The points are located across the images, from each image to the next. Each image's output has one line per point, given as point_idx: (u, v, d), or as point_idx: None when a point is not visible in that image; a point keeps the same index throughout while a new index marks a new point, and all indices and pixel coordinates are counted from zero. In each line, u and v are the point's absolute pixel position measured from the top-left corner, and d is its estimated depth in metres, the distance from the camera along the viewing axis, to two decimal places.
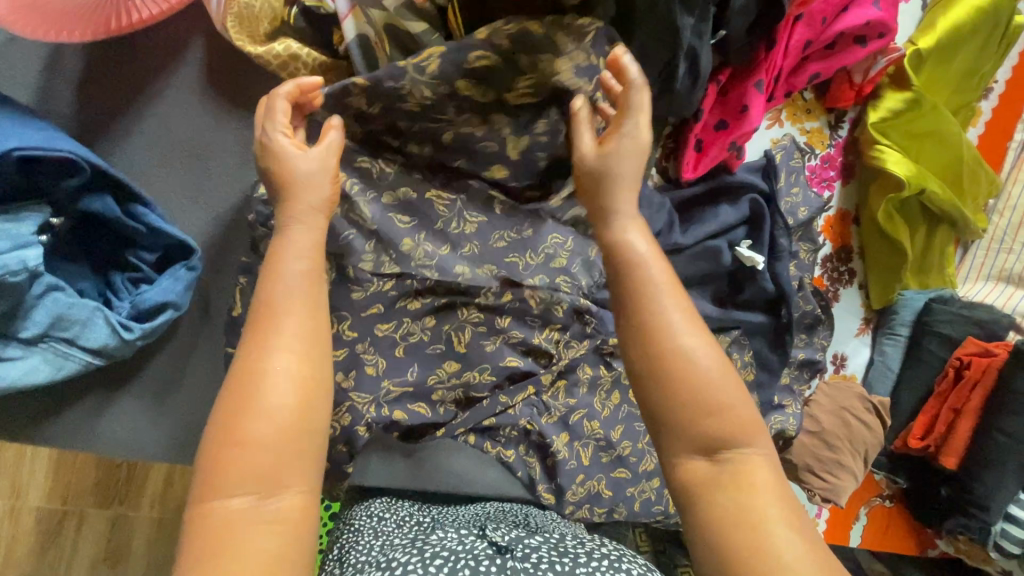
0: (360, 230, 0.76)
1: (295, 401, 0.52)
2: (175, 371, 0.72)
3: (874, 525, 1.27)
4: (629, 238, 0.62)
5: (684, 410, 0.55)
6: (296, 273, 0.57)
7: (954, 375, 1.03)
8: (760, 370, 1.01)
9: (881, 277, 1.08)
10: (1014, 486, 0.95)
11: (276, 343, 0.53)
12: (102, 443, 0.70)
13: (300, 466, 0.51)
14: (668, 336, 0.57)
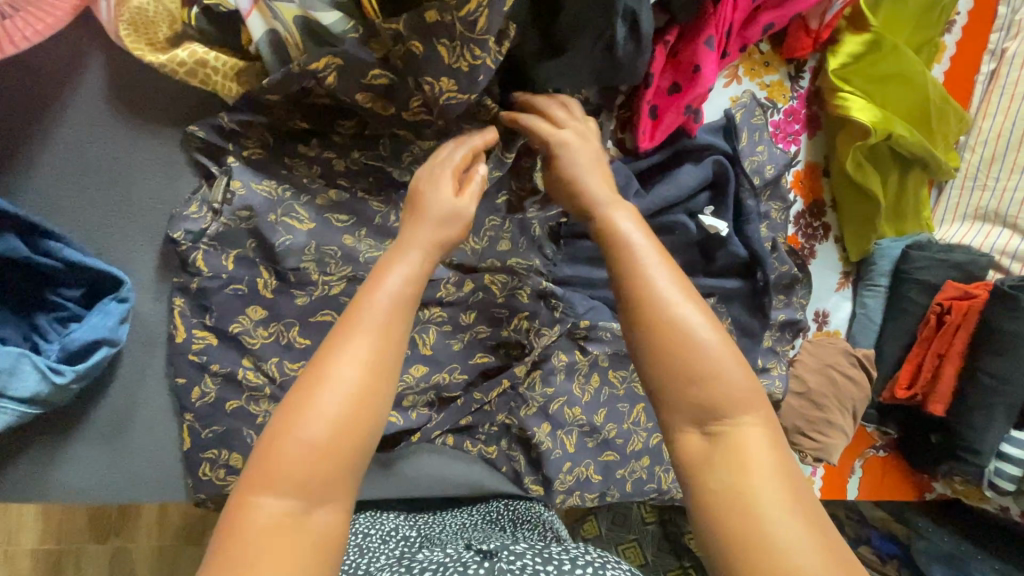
0: (296, 233, 0.69)
1: (360, 402, 0.48)
2: (125, 408, 0.68)
3: (870, 475, 1.27)
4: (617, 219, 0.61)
5: (672, 381, 0.53)
6: (392, 291, 0.54)
7: (936, 322, 1.00)
8: (743, 337, 0.99)
9: (855, 228, 1.06)
10: (1003, 428, 0.93)
11: (358, 346, 0.50)
12: (67, 487, 0.68)
13: (344, 480, 0.47)
14: (662, 305, 0.54)
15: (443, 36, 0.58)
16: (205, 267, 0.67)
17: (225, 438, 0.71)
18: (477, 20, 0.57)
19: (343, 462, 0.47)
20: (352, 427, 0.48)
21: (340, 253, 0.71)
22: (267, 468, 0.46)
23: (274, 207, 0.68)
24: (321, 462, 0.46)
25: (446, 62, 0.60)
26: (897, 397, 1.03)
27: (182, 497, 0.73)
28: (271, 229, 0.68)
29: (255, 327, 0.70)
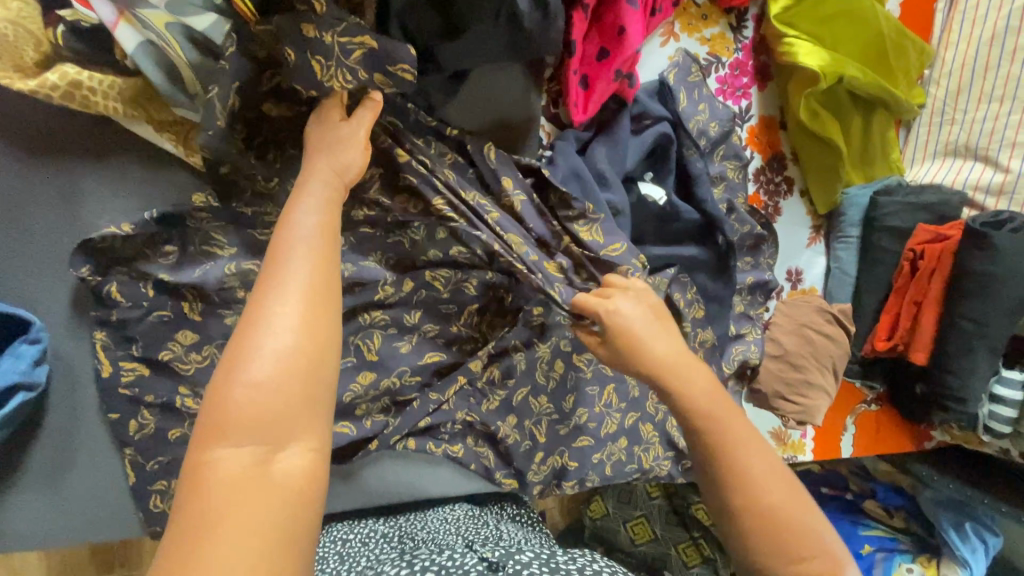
0: (217, 259, 0.67)
1: (301, 339, 0.46)
2: (61, 450, 0.67)
3: (864, 431, 1.23)
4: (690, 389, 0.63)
5: (763, 548, 0.57)
6: (309, 226, 0.53)
7: (910, 269, 0.96)
8: (711, 304, 0.99)
9: (820, 179, 1.01)
10: (986, 372, 0.88)
11: (285, 284, 0.48)
12: (16, 533, 0.67)
13: (310, 416, 0.45)
14: (747, 486, 0.58)
15: (317, 52, 0.58)
16: (122, 297, 0.64)
17: (173, 469, 0.70)
18: (356, 48, 0.59)
19: (300, 400, 0.45)
20: (304, 357, 0.46)
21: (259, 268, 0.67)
22: (217, 417, 0.43)
23: (196, 235, 0.66)
24: (280, 399, 0.44)
25: (321, 80, 0.59)
26: (878, 350, 1.00)
27: (138, 531, 0.72)
28: (191, 260, 0.67)
29: (186, 353, 0.68)
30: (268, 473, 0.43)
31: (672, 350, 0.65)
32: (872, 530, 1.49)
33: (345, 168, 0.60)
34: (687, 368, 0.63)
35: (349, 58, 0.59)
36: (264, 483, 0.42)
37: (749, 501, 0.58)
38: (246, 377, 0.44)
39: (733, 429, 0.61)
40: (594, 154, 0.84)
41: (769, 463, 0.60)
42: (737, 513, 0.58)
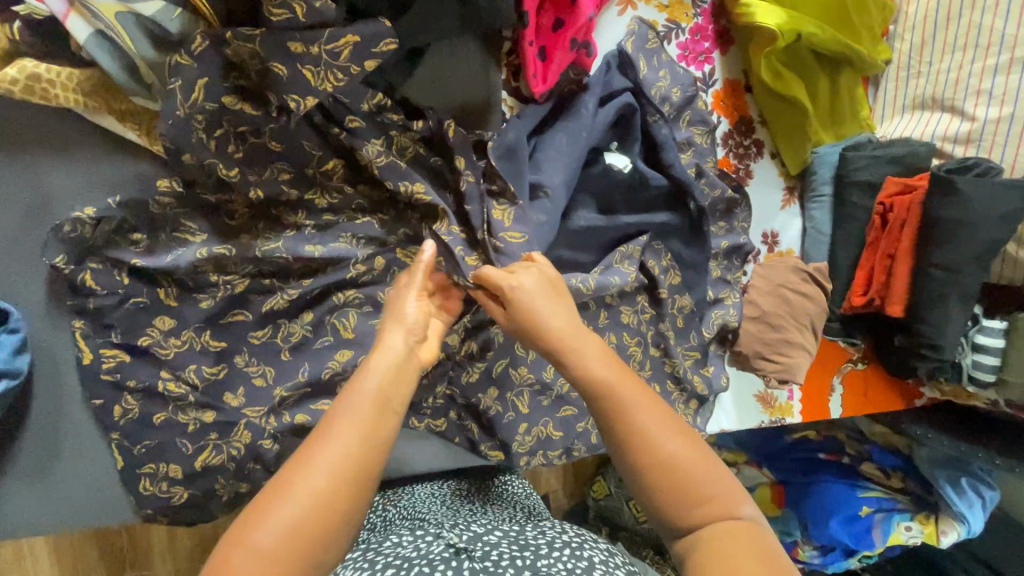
0: (188, 245, 0.70)
1: (370, 434, 0.54)
2: (49, 438, 0.69)
3: (853, 391, 1.24)
4: (589, 362, 0.65)
5: (672, 504, 0.59)
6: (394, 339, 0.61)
7: (881, 222, 0.97)
8: (686, 270, 1.00)
9: (788, 140, 1.02)
10: (959, 319, 0.89)
11: (365, 385, 0.56)
12: (14, 517, 0.69)
13: (359, 496, 0.52)
14: (647, 445, 0.61)
15: (306, 62, 0.63)
16: (97, 285, 0.67)
17: (160, 451, 0.72)
18: (343, 50, 0.63)
19: (358, 488, 0.52)
20: (377, 453, 0.54)
21: (234, 254, 0.71)
22: (280, 489, 0.50)
23: (169, 223, 0.70)
24: (349, 479, 0.51)
25: (312, 86, 0.64)
26: (855, 306, 1.00)
27: (130, 514, 0.74)
28: (165, 247, 0.69)
29: (164, 338, 0.70)
30: (320, 541, 0.49)
31: (573, 325, 0.68)
32: (870, 491, 1.50)
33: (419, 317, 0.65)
34: (584, 342, 0.66)
35: (337, 58, 0.64)
36: (303, 547, 0.48)
37: (652, 458, 0.60)
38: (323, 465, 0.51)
39: (637, 395, 0.63)
40: (559, 127, 0.84)
41: (670, 423, 0.63)
42: (640, 472, 0.61)
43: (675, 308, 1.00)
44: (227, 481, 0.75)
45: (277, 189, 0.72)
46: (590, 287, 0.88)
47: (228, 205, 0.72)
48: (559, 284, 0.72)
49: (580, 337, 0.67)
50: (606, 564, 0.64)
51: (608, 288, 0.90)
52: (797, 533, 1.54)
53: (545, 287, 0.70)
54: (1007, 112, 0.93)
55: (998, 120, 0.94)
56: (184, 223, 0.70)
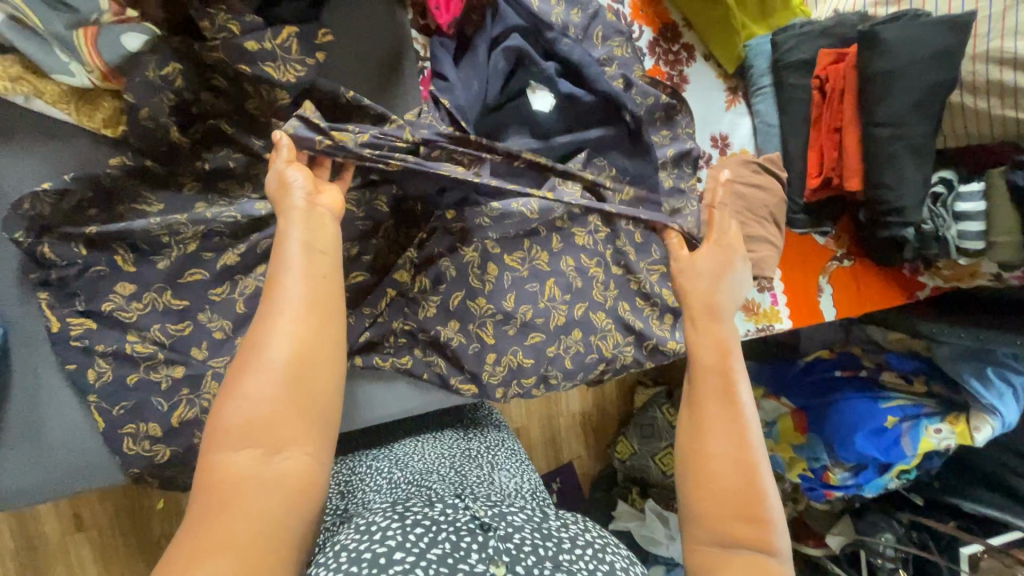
0: (150, 215, 0.75)
1: (299, 314, 0.57)
2: (33, 407, 0.75)
3: (843, 289, 1.19)
4: (703, 342, 0.70)
5: (726, 505, 0.59)
6: (296, 215, 0.61)
7: (821, 96, 0.95)
8: (636, 184, 1.01)
9: (716, 38, 1.01)
10: (913, 174, 0.86)
11: (289, 274, 0.58)
12: (15, 487, 0.75)
13: (314, 381, 0.56)
14: (732, 439, 0.63)
15: (266, 60, 0.73)
16: (57, 256, 0.72)
17: (136, 412, 0.77)
18: (290, 44, 0.75)
19: (303, 373, 0.55)
20: (309, 324, 0.57)
21: (187, 221, 0.75)
22: (237, 378, 0.54)
23: (126, 195, 0.75)
24: (305, 360, 0.56)
25: (277, 79, 0.74)
26: (815, 189, 0.98)
27: (121, 475, 0.79)
28: (121, 217, 0.75)
29: (125, 302, 0.75)
30: (282, 419, 0.54)
31: (709, 297, 0.73)
32: (893, 400, 1.42)
33: (313, 193, 0.64)
34: (710, 319, 0.71)
35: (289, 52, 0.75)
36: (268, 434, 0.53)
37: (728, 451, 0.62)
38: (267, 349, 0.55)
39: (732, 389, 0.66)
40: (472, 74, 0.89)
41: (744, 431, 0.64)
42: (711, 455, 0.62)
43: (629, 224, 1.01)
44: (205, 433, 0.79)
45: (225, 163, 0.78)
46: (535, 210, 0.94)
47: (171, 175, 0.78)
48: (725, 273, 0.76)
49: (706, 322, 0.72)
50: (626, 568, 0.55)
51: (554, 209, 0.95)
52: (825, 457, 1.47)
53: (718, 267, 0.76)
54: None
55: None
56: (137, 195, 0.76)
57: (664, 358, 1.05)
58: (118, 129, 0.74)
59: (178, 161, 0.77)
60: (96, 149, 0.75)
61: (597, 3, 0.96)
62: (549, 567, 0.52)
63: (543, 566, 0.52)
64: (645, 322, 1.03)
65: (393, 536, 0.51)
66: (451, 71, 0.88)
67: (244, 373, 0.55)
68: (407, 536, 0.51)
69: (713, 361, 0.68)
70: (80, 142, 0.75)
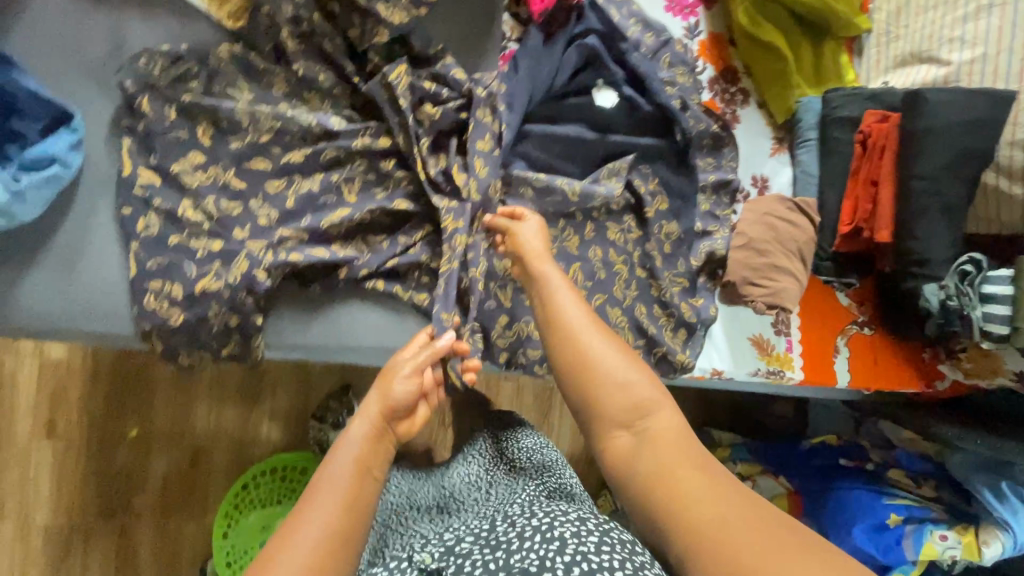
0: (237, 101, 0.83)
1: (321, 533, 0.57)
2: (77, 240, 0.79)
3: (859, 357, 1.18)
4: (545, 277, 0.78)
5: (604, 404, 0.66)
6: (356, 436, 0.68)
7: (862, 149, 1.03)
8: (674, 199, 1.06)
9: (771, 89, 1.10)
10: (939, 227, 0.92)
11: (321, 499, 0.60)
12: (36, 309, 0.78)
13: None
14: (579, 338, 0.69)
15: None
16: (151, 111, 0.80)
17: (167, 269, 0.80)
18: None
19: None
20: (334, 553, 0.57)
21: (268, 114, 0.84)
22: None
23: (224, 78, 0.83)
24: None
25: (385, 17, 0.85)
26: (843, 236, 1.03)
27: (131, 329, 0.81)
28: (215, 95, 0.83)
29: (190, 170, 0.81)
30: None
31: (538, 248, 0.82)
32: (897, 499, 1.35)
33: (392, 402, 0.72)
34: (540, 261, 0.79)
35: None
36: None
37: (585, 356, 0.68)
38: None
39: (563, 320, 0.71)
40: (545, 59, 0.96)
41: (586, 342, 0.69)
42: (574, 373, 0.68)
43: (661, 233, 1.04)
44: (220, 308, 0.81)
45: (315, 75, 0.86)
46: (575, 192, 0.97)
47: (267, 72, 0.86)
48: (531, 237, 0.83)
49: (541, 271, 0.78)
50: (577, 538, 0.60)
51: (594, 196, 0.98)
52: None
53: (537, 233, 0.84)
54: (979, 53, 0.98)
55: (971, 61, 0.98)
56: (232, 82, 0.84)
57: (670, 371, 1.04)
58: (236, 23, 0.84)
59: (277, 61, 0.86)
60: (212, 35, 0.85)
61: (669, 34, 1.06)
62: None
63: None
64: (658, 329, 1.03)
65: None
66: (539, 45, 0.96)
67: None
68: None
69: (548, 293, 0.75)
70: (201, 27, 0.84)
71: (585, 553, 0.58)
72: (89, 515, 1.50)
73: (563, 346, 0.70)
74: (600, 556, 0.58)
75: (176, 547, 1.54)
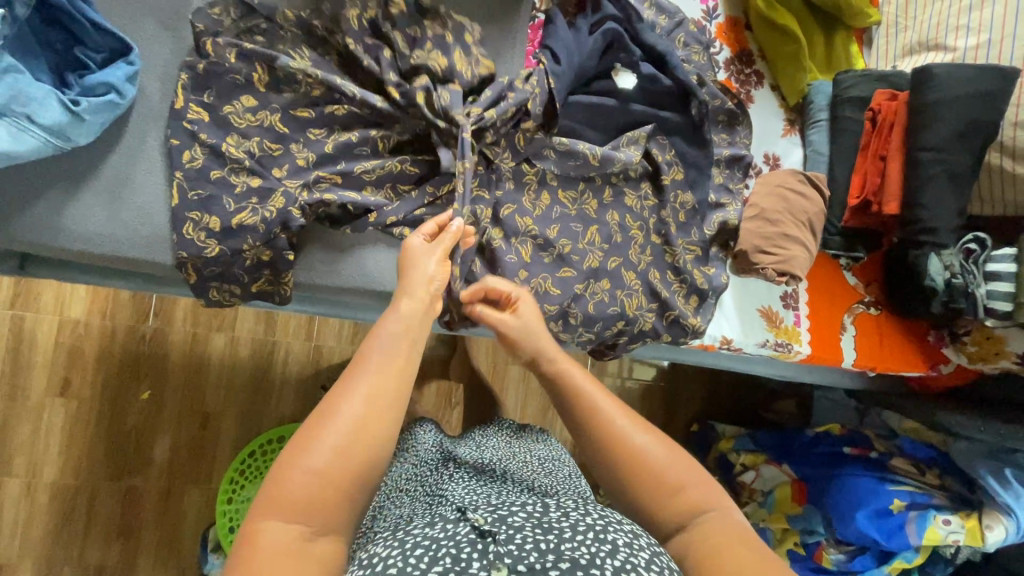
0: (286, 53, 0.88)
1: (365, 411, 0.54)
2: (126, 169, 0.83)
3: (865, 336, 1.21)
4: (567, 368, 0.69)
5: (652, 502, 0.60)
6: (402, 315, 0.63)
7: (872, 126, 1.08)
8: (690, 170, 1.10)
9: (784, 71, 1.15)
10: (936, 186, 0.99)
11: (363, 371, 0.57)
12: (81, 231, 0.82)
13: (343, 505, 0.52)
14: (620, 440, 0.61)
15: None
16: (203, 51, 0.84)
17: (206, 201, 0.84)
18: None
19: (342, 472, 0.52)
20: (385, 419, 0.55)
21: (315, 74, 0.87)
22: (283, 483, 0.51)
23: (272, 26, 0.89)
24: (350, 465, 0.52)
25: None
26: (853, 208, 1.09)
27: (170, 257, 0.85)
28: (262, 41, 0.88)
29: (236, 108, 0.86)
30: (325, 509, 0.51)
31: (543, 338, 0.74)
32: (901, 485, 1.35)
33: (434, 282, 0.69)
34: (549, 353, 0.71)
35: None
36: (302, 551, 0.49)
37: (628, 455, 0.61)
38: (310, 463, 0.51)
39: (592, 414, 0.63)
40: (579, 42, 1.00)
41: (622, 441, 0.61)
42: (614, 474, 0.61)
43: (677, 201, 1.08)
44: (254, 242, 0.84)
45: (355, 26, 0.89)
46: (597, 156, 1.00)
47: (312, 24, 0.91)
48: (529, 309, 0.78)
49: (546, 352, 0.72)
50: (629, 548, 0.52)
51: (613, 162, 1.01)
52: (820, 532, 1.39)
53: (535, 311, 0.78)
54: (984, 40, 1.03)
55: (977, 47, 1.04)
56: (280, 30, 0.88)
57: (681, 335, 1.07)
58: None
59: None
60: None
61: (683, 15, 1.12)
62: (551, 561, 0.48)
63: (546, 560, 0.48)
64: (671, 294, 1.06)
65: (391, 564, 0.48)
66: (567, 27, 1.01)
67: (295, 455, 0.52)
68: (406, 557, 0.48)
69: (574, 381, 0.67)
70: None
71: (637, 566, 0.50)
72: (95, 478, 1.45)
73: (603, 448, 0.62)
74: (650, 572, 0.50)
75: (179, 516, 1.49)
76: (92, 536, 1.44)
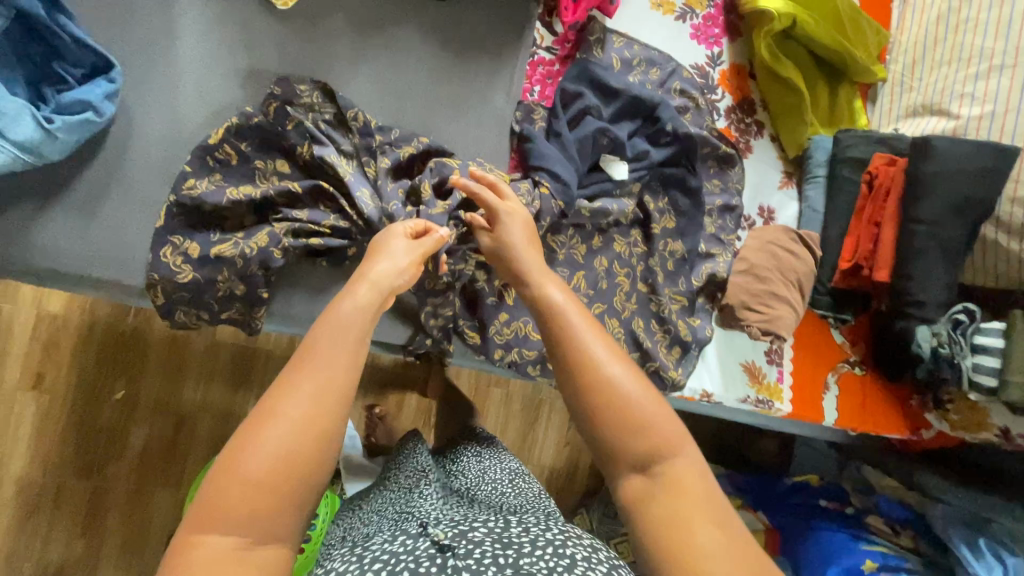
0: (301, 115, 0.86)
1: (309, 405, 0.52)
2: (101, 186, 0.81)
3: (848, 396, 1.19)
4: (549, 292, 0.66)
5: (615, 429, 0.57)
6: (350, 309, 0.61)
7: (869, 189, 1.07)
8: (681, 219, 1.07)
9: (785, 123, 1.13)
10: (928, 257, 0.98)
11: (304, 371, 0.54)
12: (51, 247, 0.79)
13: (284, 516, 0.49)
14: (595, 366, 0.58)
15: None
16: None
17: (191, 227, 0.83)
18: None
19: (282, 477, 0.49)
20: (329, 414, 0.52)
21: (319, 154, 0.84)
22: (214, 494, 0.48)
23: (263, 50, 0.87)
24: (292, 464, 0.50)
25: None
26: (844, 272, 1.08)
27: (140, 278, 0.82)
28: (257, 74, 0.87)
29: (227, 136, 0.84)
30: (263, 512, 0.48)
31: (536, 263, 0.71)
32: (875, 545, 1.33)
33: (394, 274, 0.68)
34: (542, 275, 0.68)
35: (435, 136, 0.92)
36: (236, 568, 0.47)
37: (602, 382, 0.58)
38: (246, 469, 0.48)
39: (571, 335, 0.61)
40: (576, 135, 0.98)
41: (596, 367, 0.58)
42: (584, 395, 0.58)
43: (666, 250, 1.05)
44: (229, 275, 0.82)
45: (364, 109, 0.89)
46: (588, 208, 0.99)
47: (306, 50, 0.90)
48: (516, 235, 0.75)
49: (534, 271, 0.70)
50: (589, 562, 0.51)
51: (607, 213, 1.00)
52: None
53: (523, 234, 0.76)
54: (988, 111, 1.02)
55: (980, 117, 1.02)
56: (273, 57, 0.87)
57: (661, 386, 1.05)
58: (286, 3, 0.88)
59: (316, 40, 0.90)
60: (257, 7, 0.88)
61: (676, 63, 1.09)
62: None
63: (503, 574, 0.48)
64: (654, 345, 1.04)
65: None
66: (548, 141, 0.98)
67: (232, 457, 0.49)
68: None
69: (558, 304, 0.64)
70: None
71: None
72: (62, 476, 1.42)
73: (578, 374, 0.59)
74: None
75: (145, 520, 1.46)
76: (54, 535, 1.42)
